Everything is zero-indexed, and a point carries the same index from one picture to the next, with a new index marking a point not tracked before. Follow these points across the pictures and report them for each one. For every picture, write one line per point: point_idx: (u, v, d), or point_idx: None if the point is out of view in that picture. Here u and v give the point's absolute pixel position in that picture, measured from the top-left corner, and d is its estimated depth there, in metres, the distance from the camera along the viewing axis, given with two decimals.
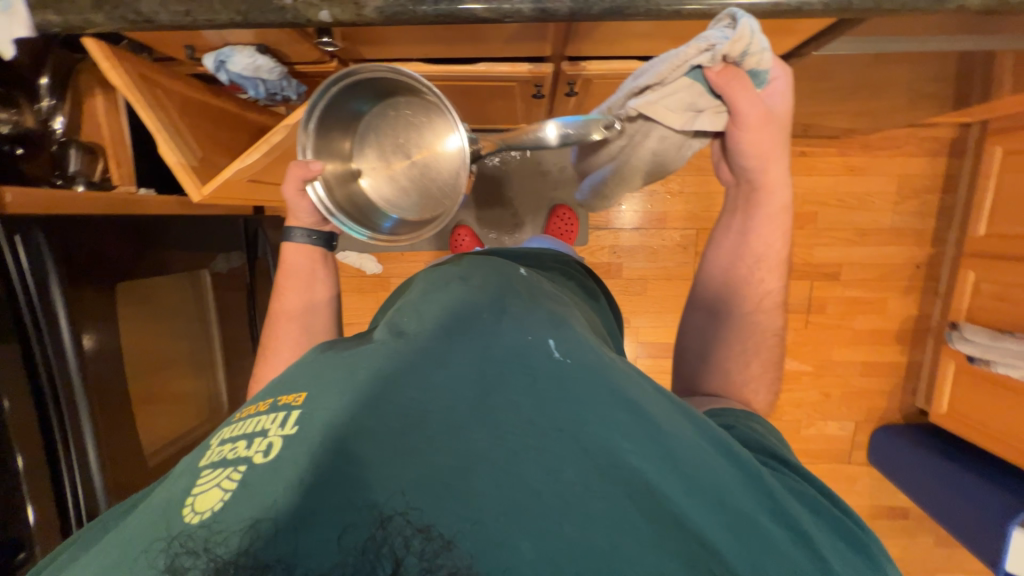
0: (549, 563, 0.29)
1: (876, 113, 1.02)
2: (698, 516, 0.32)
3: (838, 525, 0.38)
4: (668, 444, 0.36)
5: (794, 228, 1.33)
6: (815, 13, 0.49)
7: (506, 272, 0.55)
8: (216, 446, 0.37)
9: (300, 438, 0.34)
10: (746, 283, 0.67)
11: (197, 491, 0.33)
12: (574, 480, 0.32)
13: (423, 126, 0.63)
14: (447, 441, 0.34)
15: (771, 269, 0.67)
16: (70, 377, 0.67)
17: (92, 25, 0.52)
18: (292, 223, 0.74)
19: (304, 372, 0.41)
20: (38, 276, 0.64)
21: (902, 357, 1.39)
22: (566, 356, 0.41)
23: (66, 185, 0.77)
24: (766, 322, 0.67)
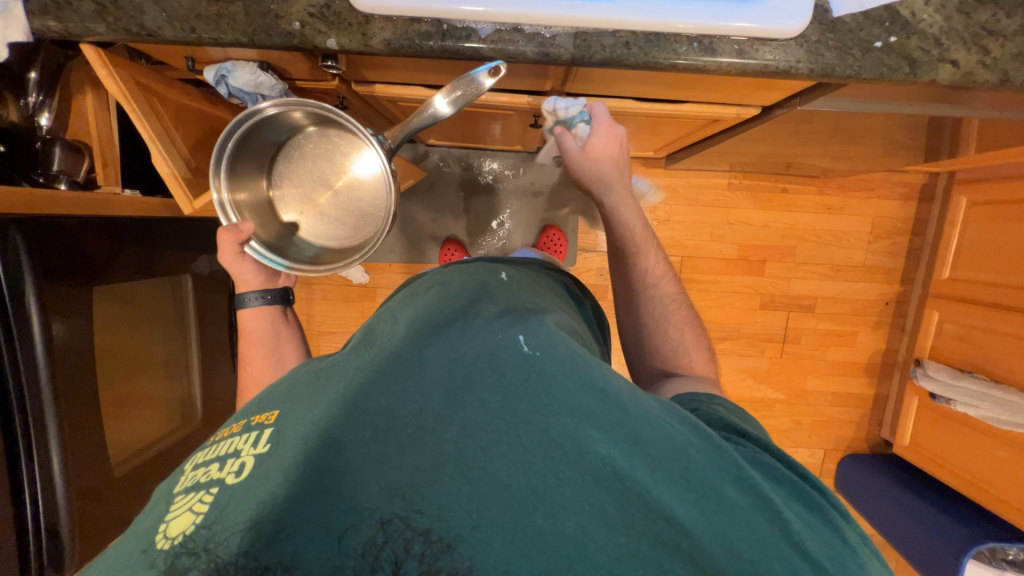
0: (522, 552, 0.29)
1: (854, 157, 1.07)
2: (663, 492, 0.33)
3: (795, 488, 0.38)
4: (633, 422, 0.35)
5: (774, 260, 1.38)
6: (800, 76, 0.52)
7: (485, 276, 0.52)
8: (189, 472, 0.37)
9: (274, 455, 0.35)
10: (627, 260, 0.64)
11: (168, 518, 0.33)
12: (543, 470, 0.32)
13: (333, 152, 0.70)
14: (420, 444, 0.34)
15: (643, 235, 0.64)
16: (39, 378, 0.65)
17: (92, 34, 0.52)
18: (243, 289, 0.71)
19: (279, 391, 0.42)
20: (11, 280, 0.62)
21: (870, 389, 1.45)
22: (535, 349, 0.39)
23: (46, 183, 0.75)
24: (667, 288, 0.63)
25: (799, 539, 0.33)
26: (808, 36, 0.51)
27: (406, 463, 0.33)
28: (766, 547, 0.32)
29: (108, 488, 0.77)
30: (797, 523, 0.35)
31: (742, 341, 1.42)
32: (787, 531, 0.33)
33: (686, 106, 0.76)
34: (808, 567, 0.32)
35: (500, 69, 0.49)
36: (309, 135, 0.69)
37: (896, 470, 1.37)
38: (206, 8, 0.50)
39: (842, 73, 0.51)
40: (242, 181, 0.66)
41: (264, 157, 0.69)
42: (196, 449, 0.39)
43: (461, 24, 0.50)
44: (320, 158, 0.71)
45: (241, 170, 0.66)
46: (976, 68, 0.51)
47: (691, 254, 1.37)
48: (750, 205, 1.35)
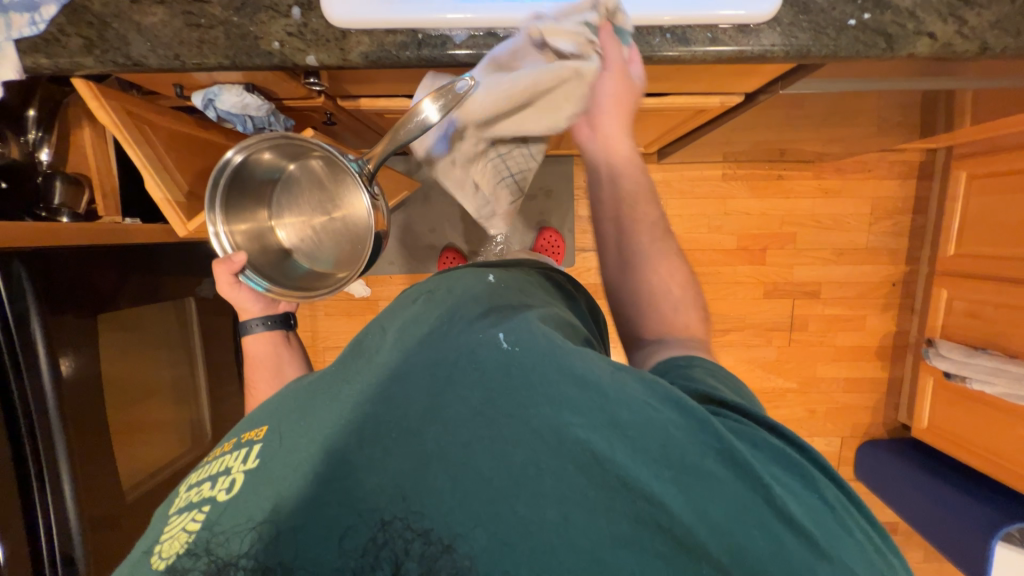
0: (507, 545, 0.30)
1: (848, 139, 1.06)
2: (644, 473, 0.32)
3: (788, 460, 0.36)
4: (612, 405, 0.34)
5: (775, 248, 1.37)
6: (776, 59, 0.52)
7: (472, 280, 0.52)
8: (183, 492, 0.38)
9: (263, 468, 0.35)
10: (629, 211, 0.57)
11: (163, 538, 0.35)
12: (525, 462, 0.32)
13: (329, 180, 0.67)
14: (402, 445, 0.34)
15: (644, 189, 0.58)
16: (48, 408, 0.66)
17: (81, 68, 0.53)
18: (247, 317, 0.74)
19: (269, 407, 0.42)
20: (19, 314, 0.64)
21: (883, 373, 1.43)
22: (514, 345, 0.39)
23: (48, 216, 0.76)
24: (666, 245, 0.57)
25: (792, 516, 0.32)
26: (781, 19, 0.51)
27: (390, 464, 0.33)
28: (754, 523, 0.31)
29: (121, 512, 0.78)
30: (785, 493, 0.33)
31: (748, 332, 1.40)
32: (773, 500, 0.32)
33: (669, 98, 0.76)
34: (794, 537, 0.31)
35: (467, 82, 0.48)
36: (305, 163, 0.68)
37: (916, 454, 1.34)
38: (188, 35, 0.52)
39: (818, 53, 0.51)
40: (240, 212, 0.68)
41: (267, 181, 0.69)
42: (193, 469, 0.40)
43: (436, 33, 0.51)
44: (316, 187, 0.69)
45: (240, 191, 0.66)
46: (954, 39, 0.51)
47: (691, 247, 1.36)
48: (746, 194, 1.35)
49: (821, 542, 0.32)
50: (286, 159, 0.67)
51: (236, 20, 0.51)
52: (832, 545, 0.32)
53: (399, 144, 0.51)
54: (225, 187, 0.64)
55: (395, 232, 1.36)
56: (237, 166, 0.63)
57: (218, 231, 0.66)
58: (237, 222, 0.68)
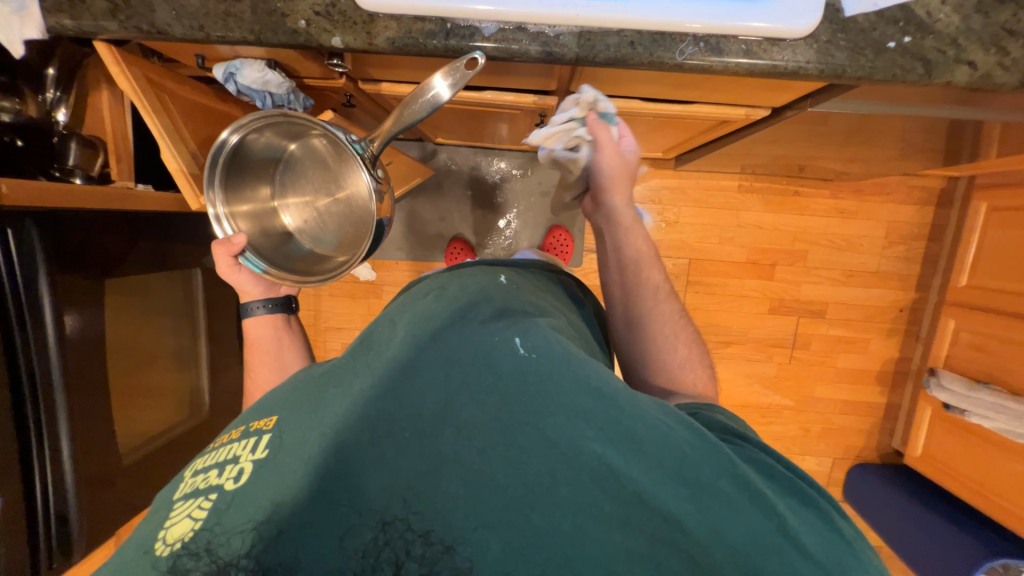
0: (517, 552, 0.30)
1: (870, 161, 1.05)
2: (658, 490, 0.32)
3: (791, 485, 0.37)
4: (629, 421, 0.35)
5: (785, 264, 1.36)
6: (810, 77, 0.51)
7: (484, 278, 0.52)
8: (188, 478, 0.38)
9: (272, 460, 0.35)
10: (634, 277, 0.62)
11: (168, 525, 0.34)
12: (540, 471, 0.32)
13: (330, 160, 0.67)
14: (416, 447, 0.34)
15: (649, 254, 0.64)
16: (51, 369, 0.66)
17: (105, 32, 0.53)
18: (247, 299, 0.73)
19: (277, 397, 0.42)
20: (27, 276, 0.64)
21: (881, 398, 1.42)
22: (532, 351, 0.38)
23: (62, 177, 0.77)
24: (670, 307, 0.62)
25: (801, 541, 0.32)
26: (819, 36, 0.50)
27: (403, 465, 0.33)
28: (765, 546, 0.31)
29: (116, 476, 0.79)
30: (792, 516, 0.34)
31: (750, 346, 1.40)
32: (784, 526, 0.33)
33: (694, 106, 0.75)
34: (806, 563, 0.31)
35: (477, 60, 0.49)
36: (304, 142, 0.67)
37: (907, 481, 1.34)
38: (215, 6, 0.51)
39: (854, 74, 0.50)
40: (240, 191, 0.67)
41: (268, 160, 0.68)
42: (197, 455, 0.40)
43: (465, 24, 0.50)
44: (316, 167, 0.68)
45: (240, 171, 0.66)
46: (994, 69, 0.50)
47: (700, 257, 1.36)
48: (760, 208, 1.33)
49: (833, 567, 0.32)
50: (287, 137, 0.66)
51: None
52: (843, 572, 0.32)
53: (405, 125, 0.51)
54: (225, 165, 0.64)
55: (405, 218, 1.36)
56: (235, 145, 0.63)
57: (219, 213, 0.66)
58: (238, 201, 0.67)
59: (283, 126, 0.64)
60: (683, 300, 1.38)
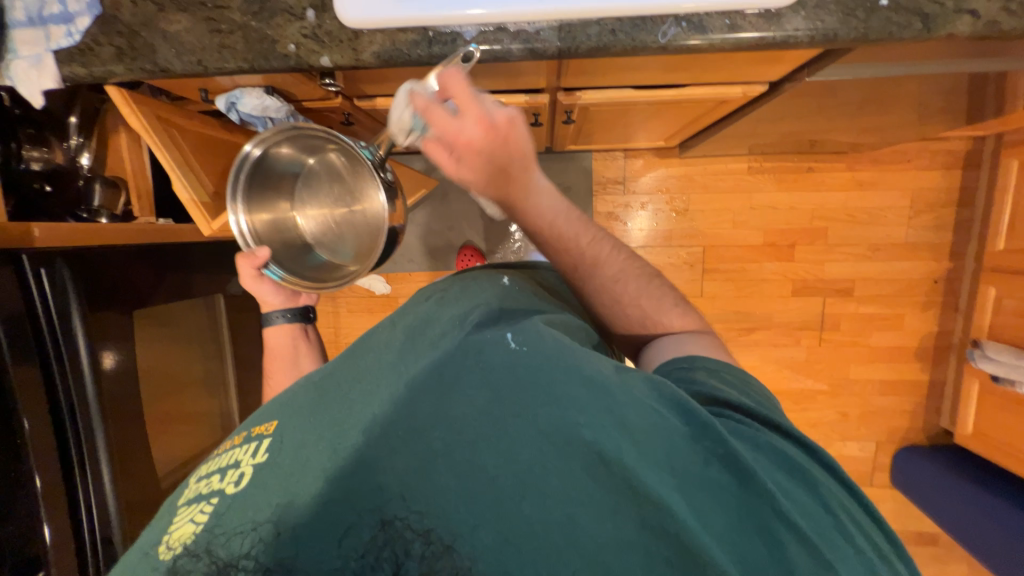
0: (510, 545, 0.29)
1: (885, 128, 1.01)
2: (651, 476, 0.32)
3: (790, 462, 0.36)
4: (619, 407, 0.35)
5: (805, 243, 1.31)
6: (800, 44, 0.50)
7: (480, 280, 0.53)
8: (193, 485, 0.39)
9: (273, 464, 0.36)
10: (567, 259, 0.52)
11: (172, 529, 0.35)
12: (530, 460, 0.32)
13: (344, 171, 0.67)
14: (410, 444, 0.34)
15: (574, 222, 0.52)
16: (89, 400, 0.70)
17: (113, 75, 0.56)
18: (268, 309, 0.76)
19: (276, 403, 0.43)
20: (61, 310, 0.67)
21: (922, 375, 1.35)
22: (522, 345, 0.39)
23: (90, 218, 0.81)
24: (615, 266, 0.54)
25: (796, 521, 0.32)
26: (806, 2, 0.49)
27: (398, 461, 0.33)
28: (756, 526, 0.32)
29: (155, 499, 0.82)
30: (788, 497, 0.33)
31: (776, 331, 1.35)
32: (779, 507, 0.32)
33: (688, 89, 0.74)
34: (796, 541, 0.32)
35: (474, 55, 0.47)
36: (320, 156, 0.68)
37: (959, 462, 1.26)
38: (210, 40, 0.53)
39: (846, 37, 0.49)
40: (262, 204, 0.70)
41: (288, 175, 0.70)
42: (201, 463, 0.42)
43: (447, 30, 0.51)
44: (331, 180, 0.69)
45: (262, 185, 0.69)
46: (1000, 15, 0.47)
47: (714, 243, 1.32)
48: (773, 188, 1.30)
49: (827, 552, 0.32)
50: (306, 151, 0.68)
51: (254, 25, 0.53)
52: (837, 557, 0.32)
53: (399, 139, 0.53)
54: (245, 180, 0.67)
55: (415, 229, 1.38)
56: (257, 158, 0.66)
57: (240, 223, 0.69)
58: (258, 213, 0.70)
59: (301, 140, 0.66)
60: (701, 290, 1.34)
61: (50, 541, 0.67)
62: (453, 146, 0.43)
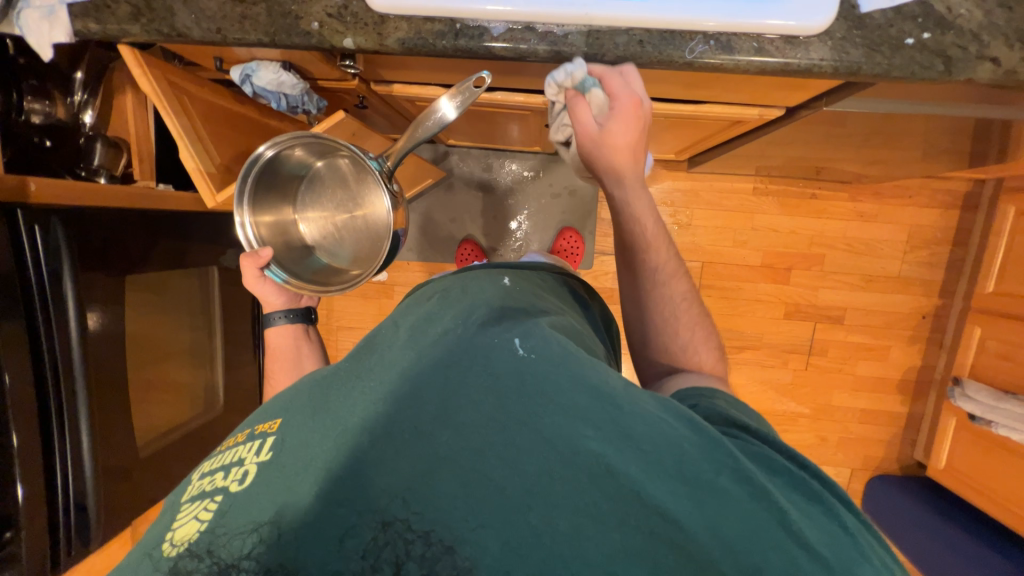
0: (518, 554, 0.30)
1: (891, 162, 1.02)
2: (657, 488, 0.32)
3: (798, 482, 0.36)
4: (626, 418, 0.35)
5: (801, 268, 1.33)
6: (824, 74, 0.50)
7: (487, 280, 0.53)
8: (196, 482, 0.39)
9: (276, 462, 0.36)
10: (639, 256, 0.60)
11: (176, 526, 0.35)
12: (537, 471, 0.32)
13: (351, 179, 0.71)
14: (416, 448, 0.34)
15: (655, 231, 0.59)
16: (72, 361, 0.68)
17: (127, 35, 0.54)
18: (269, 310, 0.74)
19: (280, 401, 0.43)
20: (52, 270, 0.66)
21: (902, 407, 1.38)
22: (529, 351, 0.39)
23: (87, 176, 0.79)
24: (680, 290, 0.60)
25: (803, 537, 0.32)
26: (834, 33, 0.49)
27: (404, 467, 0.33)
28: (767, 545, 0.31)
29: (131, 467, 0.81)
30: (794, 511, 0.34)
31: (765, 352, 1.37)
32: (789, 522, 0.32)
33: (707, 106, 0.74)
34: (809, 558, 0.31)
35: (484, 78, 0.51)
36: (327, 162, 0.71)
37: (928, 494, 1.29)
38: (231, 10, 0.52)
39: (870, 71, 0.49)
40: (265, 205, 0.69)
41: (293, 177, 0.71)
42: (204, 458, 0.41)
43: (474, 24, 0.51)
44: (337, 186, 0.72)
45: (268, 186, 0.68)
46: (1020, 65, 0.48)
47: (713, 260, 1.34)
48: (775, 211, 1.31)
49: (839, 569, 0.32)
50: (314, 157, 0.70)
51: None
52: (848, 569, 0.32)
53: (421, 141, 0.54)
54: (255, 178, 0.65)
55: (418, 219, 1.37)
56: (269, 158, 0.65)
57: (245, 221, 0.67)
58: (263, 213, 0.69)
59: (313, 146, 0.67)
60: None
61: (23, 499, 0.66)
62: (609, 104, 0.51)
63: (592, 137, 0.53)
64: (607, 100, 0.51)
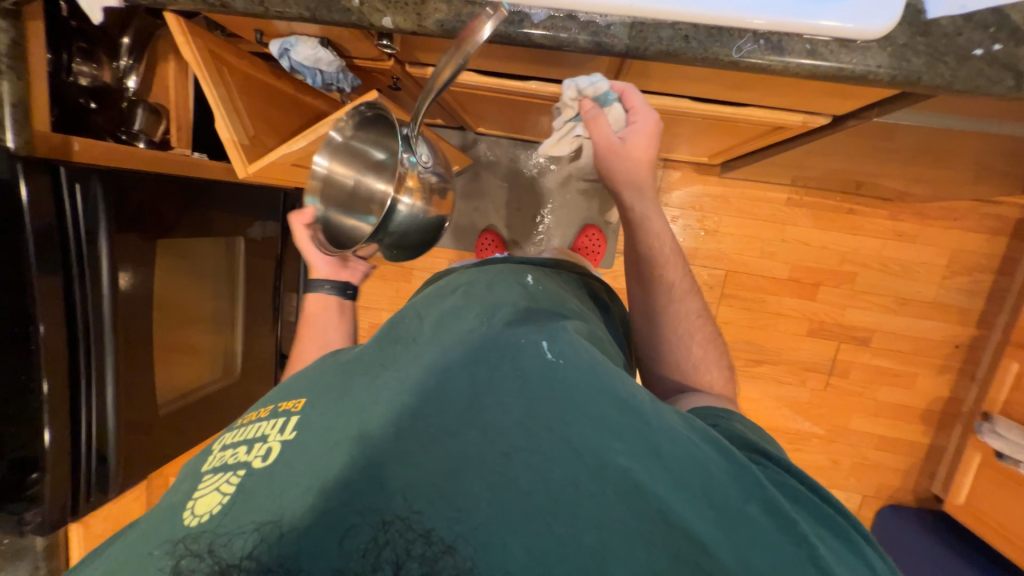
0: (542, 563, 0.30)
1: (938, 181, 0.97)
2: (681, 507, 0.33)
3: (819, 511, 0.36)
4: (653, 434, 0.36)
5: (830, 285, 1.28)
6: (880, 83, 0.47)
7: (512, 278, 0.53)
8: (218, 452, 0.40)
9: (299, 441, 0.37)
10: (654, 272, 0.61)
11: (197, 496, 0.36)
12: (565, 479, 0.33)
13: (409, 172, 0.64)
14: (444, 445, 0.35)
15: (671, 249, 0.61)
16: (103, 317, 0.71)
17: (173, 3, 0.55)
18: (314, 277, 0.77)
19: (305, 381, 0.45)
20: (89, 229, 0.69)
21: (923, 437, 1.32)
22: (558, 356, 0.40)
23: (128, 140, 0.82)
24: (693, 308, 0.62)
25: (826, 566, 0.32)
26: (895, 39, 0.46)
27: (430, 463, 0.34)
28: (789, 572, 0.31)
29: (153, 424, 0.85)
30: (818, 542, 0.34)
31: (783, 368, 1.33)
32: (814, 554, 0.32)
33: (748, 109, 0.71)
34: None
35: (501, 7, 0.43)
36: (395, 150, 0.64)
37: (944, 530, 1.24)
38: None
39: (930, 82, 0.46)
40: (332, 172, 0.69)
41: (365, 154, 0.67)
42: (226, 429, 0.43)
43: (515, 9, 0.50)
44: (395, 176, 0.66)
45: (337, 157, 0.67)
46: None
47: (737, 269, 1.30)
48: (808, 223, 1.26)
49: None
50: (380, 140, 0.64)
51: None
52: None
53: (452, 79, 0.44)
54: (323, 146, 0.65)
55: None
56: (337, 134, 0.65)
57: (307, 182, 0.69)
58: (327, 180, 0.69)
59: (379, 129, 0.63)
60: (715, 313, 1.32)
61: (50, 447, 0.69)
62: (627, 119, 0.54)
63: (614, 144, 0.53)
64: (625, 116, 0.54)
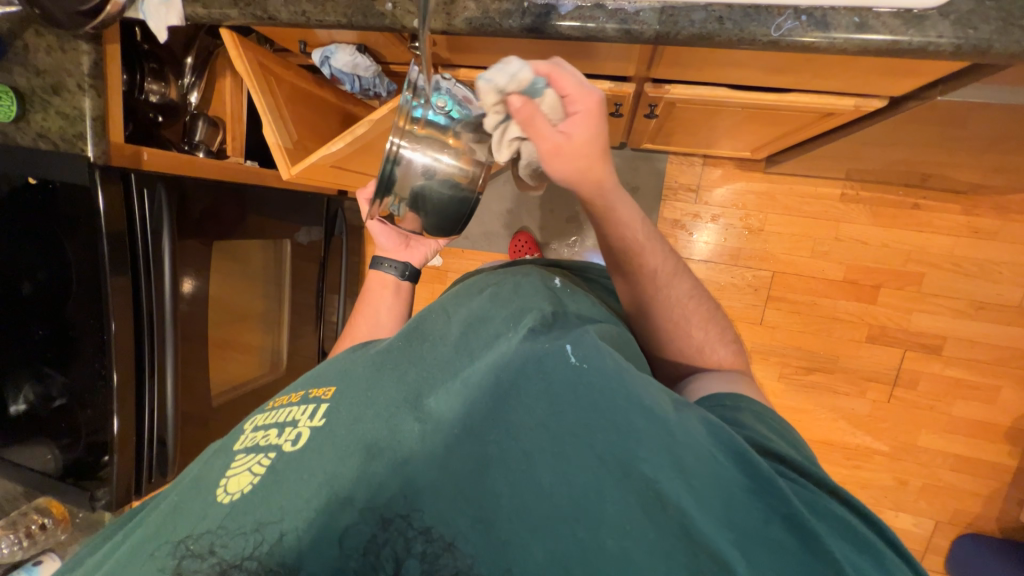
0: (561, 564, 0.31)
1: (1020, 170, 0.86)
2: (706, 522, 0.32)
3: (843, 527, 0.34)
4: (680, 446, 0.34)
5: (892, 287, 1.17)
6: (942, 54, 0.43)
7: (539, 278, 0.52)
8: (250, 432, 0.41)
9: (328, 429, 0.38)
10: (633, 263, 0.54)
11: (231, 473, 0.37)
12: (586, 484, 0.33)
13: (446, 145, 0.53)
14: (467, 444, 0.35)
15: (646, 233, 0.54)
16: (164, 314, 0.77)
17: (228, 18, 0.60)
18: (381, 257, 0.78)
19: (334, 369, 0.45)
20: (155, 230, 0.74)
21: (1009, 459, 1.17)
22: (583, 362, 0.38)
23: (190, 150, 0.91)
24: (683, 287, 0.57)
25: None
26: (958, 6, 0.42)
27: (453, 462, 0.34)
28: None
29: (210, 415, 0.91)
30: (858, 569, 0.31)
31: (838, 376, 1.23)
32: None
33: (792, 95, 0.68)
34: None
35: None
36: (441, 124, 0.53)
37: None
38: None
39: (1003, 50, 0.42)
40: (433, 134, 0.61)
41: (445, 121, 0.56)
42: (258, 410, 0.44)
43: (542, 2, 0.50)
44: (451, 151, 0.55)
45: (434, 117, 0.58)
46: None
47: (785, 270, 1.22)
48: (866, 220, 1.17)
49: None
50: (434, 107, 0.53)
51: None
52: None
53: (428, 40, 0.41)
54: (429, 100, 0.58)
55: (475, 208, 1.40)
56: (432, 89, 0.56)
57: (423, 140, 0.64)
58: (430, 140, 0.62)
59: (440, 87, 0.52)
60: (761, 316, 1.25)
61: (117, 433, 0.75)
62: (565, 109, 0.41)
63: (567, 148, 0.42)
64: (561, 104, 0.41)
